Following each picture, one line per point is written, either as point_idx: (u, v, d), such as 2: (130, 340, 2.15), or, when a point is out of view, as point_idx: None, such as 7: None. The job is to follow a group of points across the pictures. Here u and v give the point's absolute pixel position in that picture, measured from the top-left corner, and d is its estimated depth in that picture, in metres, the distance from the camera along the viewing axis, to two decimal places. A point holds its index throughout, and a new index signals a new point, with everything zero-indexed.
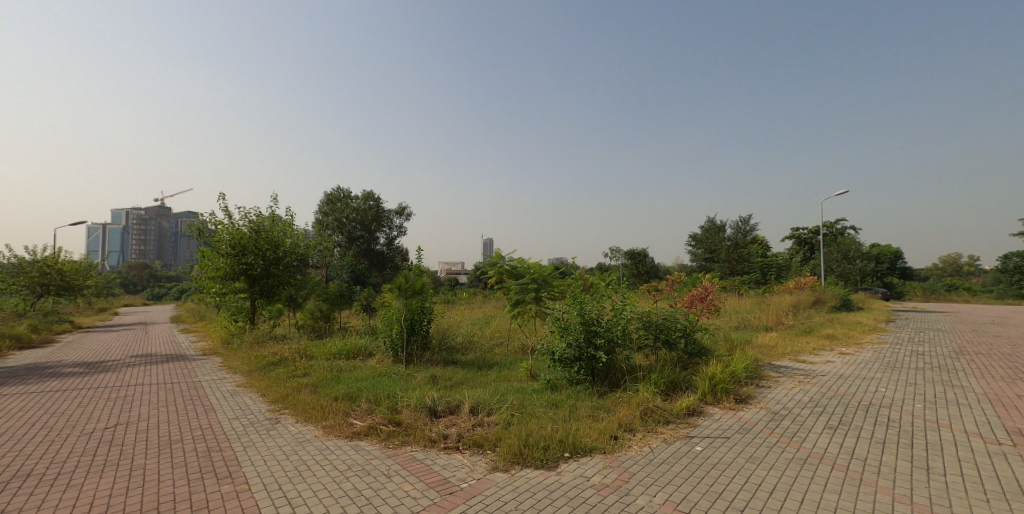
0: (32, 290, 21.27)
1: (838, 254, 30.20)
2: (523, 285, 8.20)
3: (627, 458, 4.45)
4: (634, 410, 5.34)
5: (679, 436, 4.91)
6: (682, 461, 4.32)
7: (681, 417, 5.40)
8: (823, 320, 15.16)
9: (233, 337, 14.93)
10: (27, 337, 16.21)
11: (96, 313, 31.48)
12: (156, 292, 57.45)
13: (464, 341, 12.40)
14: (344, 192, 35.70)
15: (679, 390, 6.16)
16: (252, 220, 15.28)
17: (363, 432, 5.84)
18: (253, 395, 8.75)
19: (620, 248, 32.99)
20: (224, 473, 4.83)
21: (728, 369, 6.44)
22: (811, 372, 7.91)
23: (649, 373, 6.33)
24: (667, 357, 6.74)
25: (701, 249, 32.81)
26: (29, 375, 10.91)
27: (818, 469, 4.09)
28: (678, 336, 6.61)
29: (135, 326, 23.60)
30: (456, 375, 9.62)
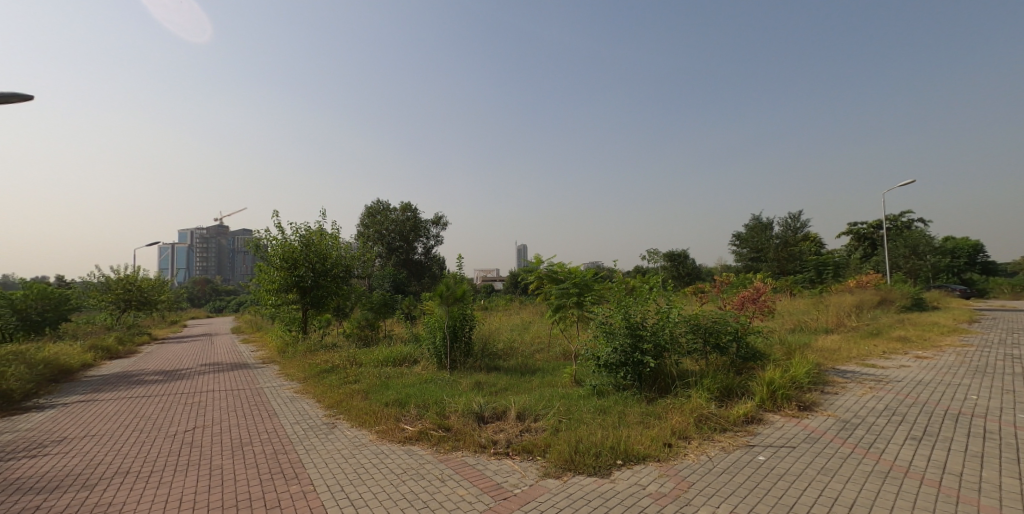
0: (117, 305, 22.96)
1: (906, 249, 28.71)
2: (564, 290, 8.15)
3: (684, 467, 4.35)
4: (687, 417, 5.22)
5: (738, 444, 4.77)
6: (744, 472, 4.19)
7: (739, 424, 5.24)
8: (893, 321, 14.32)
9: (288, 345, 15.57)
10: (114, 348, 17.47)
11: (170, 325, 33.60)
12: (216, 305, 60.55)
13: (506, 347, 12.45)
14: (384, 204, 36.53)
15: (735, 396, 5.99)
16: (302, 235, 15.88)
17: (414, 437, 5.96)
18: (310, 401, 9.08)
19: (659, 252, 32.32)
20: (291, 474, 5.02)
21: (788, 374, 6.21)
22: (884, 378, 7.52)
23: (701, 378, 6.17)
24: (719, 361, 6.54)
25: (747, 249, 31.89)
26: (116, 382, 11.76)
27: (901, 484, 3.88)
28: (730, 340, 6.38)
29: (201, 337, 25.07)
30: (500, 381, 9.69)
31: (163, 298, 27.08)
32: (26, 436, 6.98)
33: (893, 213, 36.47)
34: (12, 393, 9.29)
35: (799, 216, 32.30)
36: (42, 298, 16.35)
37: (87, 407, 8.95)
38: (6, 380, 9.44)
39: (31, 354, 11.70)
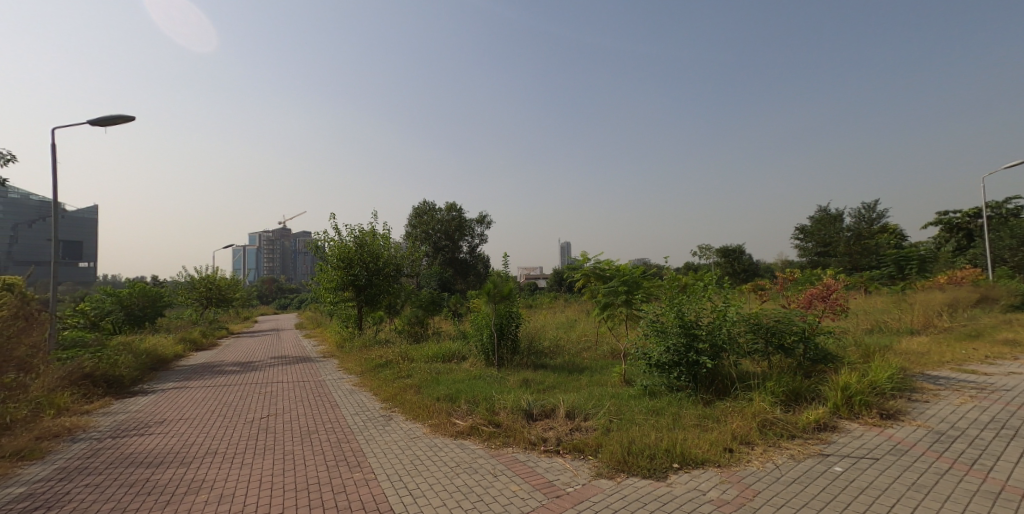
0: (201, 302, 25.09)
1: (1012, 241, 26.26)
2: (612, 288, 7.95)
3: (748, 474, 4.16)
4: (749, 422, 5.00)
5: (809, 453, 4.51)
6: (818, 482, 3.96)
7: (809, 431, 4.96)
8: (996, 323, 13.08)
9: (345, 341, 16.25)
10: (199, 340, 19.04)
11: (244, 320, 36.22)
12: (281, 301, 64.11)
13: (552, 345, 12.41)
14: (430, 205, 37.19)
15: (803, 400, 5.68)
16: (356, 235, 16.46)
17: (466, 432, 6.04)
18: (367, 394, 9.37)
19: (712, 247, 31.44)
20: (354, 462, 5.22)
21: (866, 379, 5.79)
22: (986, 386, 6.90)
23: (764, 381, 5.89)
24: (783, 363, 6.20)
25: (812, 243, 31.20)
26: (202, 372, 12.76)
27: (1014, 507, 3.52)
28: (796, 341, 6.02)
29: (269, 331, 26.76)
30: (548, 378, 9.71)
31: (236, 296, 29.14)
32: (134, 416, 7.95)
33: (994, 201, 33.27)
34: (122, 379, 10.27)
35: (874, 206, 30.95)
36: (141, 296, 18.10)
37: (178, 393, 9.87)
38: (119, 366, 10.57)
39: (130, 345, 12.94)
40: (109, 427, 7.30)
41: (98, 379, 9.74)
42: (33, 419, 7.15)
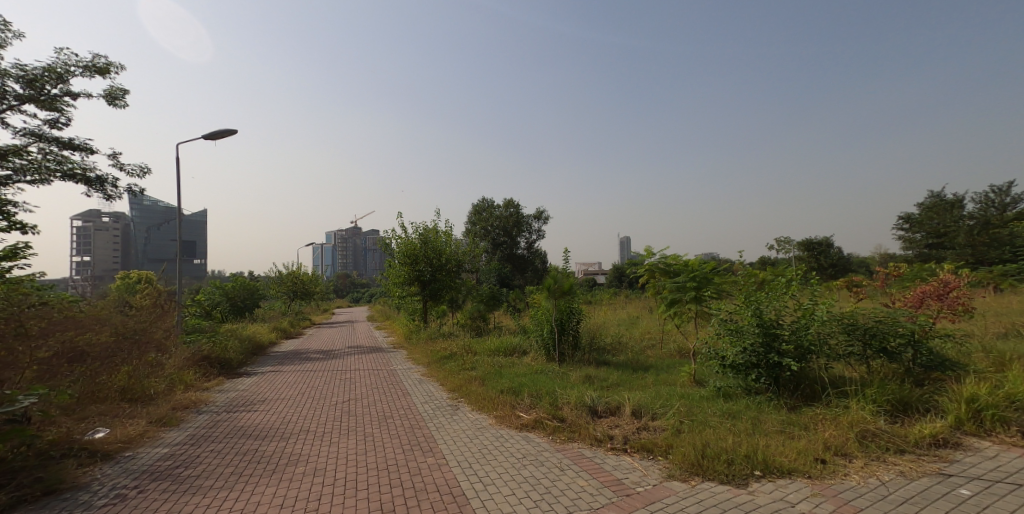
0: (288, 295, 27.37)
1: None
2: (680, 284, 7.61)
3: (845, 489, 3.81)
4: (846, 432, 4.60)
5: (925, 472, 4.03)
6: (937, 506, 3.52)
7: (923, 447, 4.43)
8: None
9: (411, 334, 16.87)
10: (286, 328, 20.80)
11: (323, 312, 38.98)
12: (355, 296, 67.90)
13: (615, 341, 12.17)
14: (489, 201, 37.54)
15: (914, 412, 5.11)
16: (421, 232, 16.93)
17: (531, 425, 7.07)
18: (434, 383, 10.44)
19: (791, 239, 29.55)
20: (427, 447, 6.48)
21: (999, 391, 5.03)
22: None
23: (863, 388, 5.38)
24: (889, 369, 5.56)
25: (923, 234, 28.88)
26: (292, 358, 14.12)
27: None
28: (900, 345, 5.34)
29: (346, 323, 28.52)
30: (611, 375, 9.56)
31: (317, 290, 31.46)
32: (243, 394, 9.69)
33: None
34: (231, 361, 12.26)
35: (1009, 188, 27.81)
36: (242, 289, 20.86)
37: (275, 375, 11.54)
38: (227, 350, 12.50)
39: (233, 332, 14.56)
40: (223, 402, 9.00)
41: (214, 361, 11.73)
42: (167, 392, 9.06)
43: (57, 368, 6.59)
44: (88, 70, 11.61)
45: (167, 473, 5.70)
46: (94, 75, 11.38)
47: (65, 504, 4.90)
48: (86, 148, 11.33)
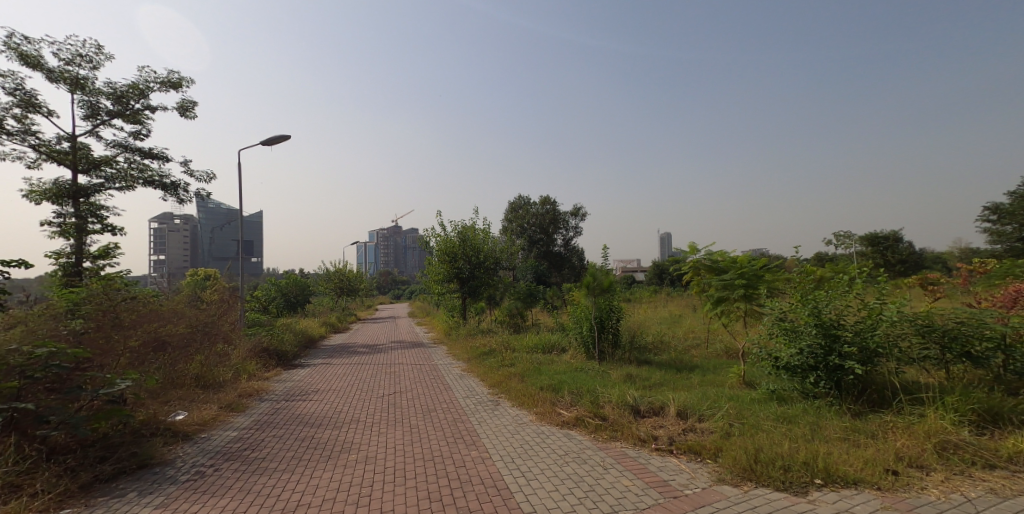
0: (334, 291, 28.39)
1: None
2: (728, 282, 7.33)
3: (921, 503, 3.54)
4: (921, 442, 4.28)
5: (1018, 488, 3.67)
6: None
7: (1016, 463, 4.03)
8: None
9: (450, 330, 17.10)
10: (333, 322, 21.55)
11: (367, 308, 40.22)
12: (396, 293, 69.37)
13: (656, 340, 11.89)
14: (525, 199, 37.49)
15: (1003, 422, 4.67)
16: (459, 230, 17.08)
17: (572, 423, 7.02)
18: (475, 378, 10.49)
19: (849, 234, 27.88)
20: (470, 440, 6.52)
21: None
22: None
23: (942, 395, 4.99)
24: (974, 375, 5.10)
25: (1013, 227, 26.41)
26: (340, 351, 14.61)
27: None
28: (986, 349, 4.91)
29: (388, 318, 29.30)
30: (654, 375, 9.34)
31: (362, 286, 32.43)
32: (299, 383, 10.11)
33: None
34: (287, 353, 12.84)
35: None
36: (294, 285, 21.78)
37: (325, 367, 11.97)
38: (283, 343, 13.10)
39: (287, 326, 15.25)
40: (282, 391, 9.42)
41: (273, 353, 12.31)
42: (234, 380, 9.59)
43: (143, 355, 7.47)
44: (163, 84, 12.65)
45: (239, 454, 6.06)
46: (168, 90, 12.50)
47: (155, 477, 5.25)
48: (162, 156, 12.33)
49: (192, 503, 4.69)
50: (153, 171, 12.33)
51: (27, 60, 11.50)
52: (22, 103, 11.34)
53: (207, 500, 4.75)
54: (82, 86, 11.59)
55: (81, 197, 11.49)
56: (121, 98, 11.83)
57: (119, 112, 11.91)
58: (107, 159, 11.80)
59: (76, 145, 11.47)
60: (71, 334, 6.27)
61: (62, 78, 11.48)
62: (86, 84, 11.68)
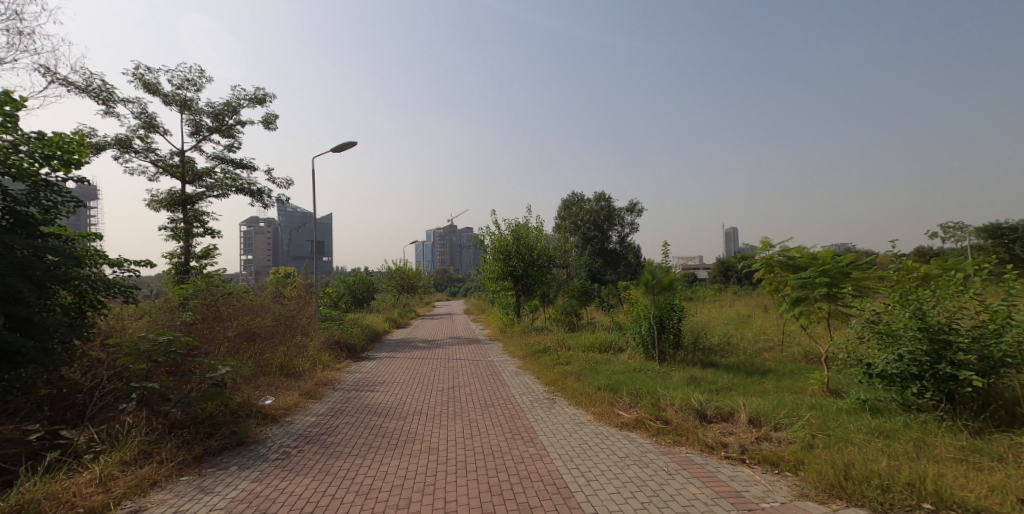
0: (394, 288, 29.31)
1: None
2: (807, 281, 6.76)
3: None
4: None
5: None
6: None
7: None
8: None
9: (505, 327, 17.13)
10: (395, 318, 22.20)
11: (425, 304, 41.35)
12: (452, 290, 70.91)
13: (722, 341, 11.29)
14: (578, 195, 36.98)
15: None
16: (512, 228, 17.04)
17: (632, 424, 6.75)
18: (530, 376, 10.39)
19: (956, 226, 24.92)
20: (527, 437, 6.39)
21: None
22: None
23: None
24: None
25: None
26: (401, 346, 14.99)
27: None
28: None
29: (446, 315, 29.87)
30: (721, 378, 8.84)
31: (420, 283, 33.30)
32: (366, 375, 10.42)
33: None
34: (355, 346, 13.31)
35: None
36: (360, 282, 22.66)
37: (390, 360, 12.29)
38: (353, 336, 13.62)
39: (354, 321, 15.87)
40: (352, 381, 9.74)
41: (342, 345, 12.81)
42: (310, 370, 10.05)
43: (239, 344, 7.96)
44: (251, 99, 13.44)
45: (318, 438, 6.31)
46: (256, 106, 13.30)
47: (252, 454, 5.63)
48: (252, 165, 13.11)
49: (282, 480, 4.96)
50: (243, 180, 13.13)
51: (147, 87, 12.69)
52: (145, 125, 12.52)
53: (293, 478, 4.98)
54: (187, 106, 12.55)
55: (189, 205, 12.45)
56: (218, 116, 12.72)
57: (217, 128, 12.77)
58: (206, 170, 12.64)
59: (183, 158, 12.47)
60: (181, 324, 7.16)
61: (173, 100, 12.55)
62: (192, 104, 12.68)
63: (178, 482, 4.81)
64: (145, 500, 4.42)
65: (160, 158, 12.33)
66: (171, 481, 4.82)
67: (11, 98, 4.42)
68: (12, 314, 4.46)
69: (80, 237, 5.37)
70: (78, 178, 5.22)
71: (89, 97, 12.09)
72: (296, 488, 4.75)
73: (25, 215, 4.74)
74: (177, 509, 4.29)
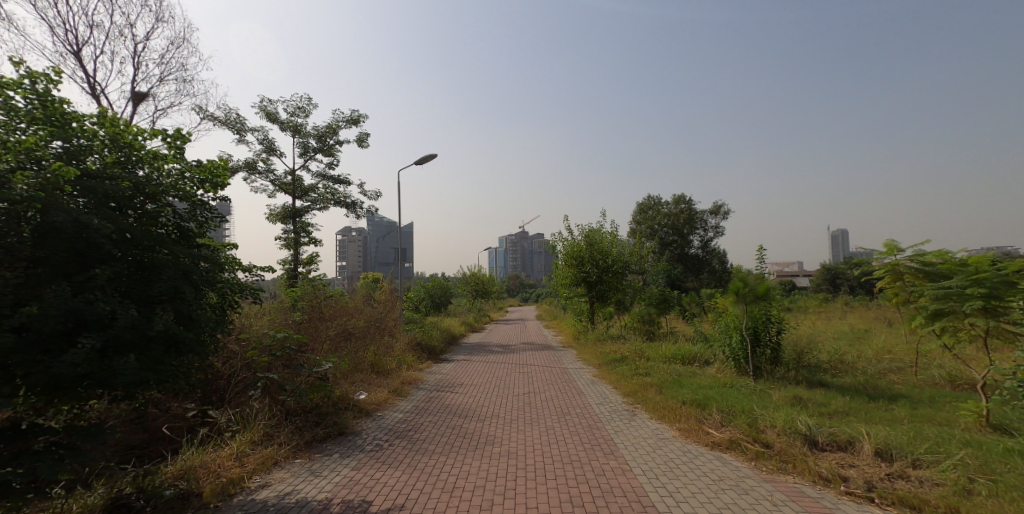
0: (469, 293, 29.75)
1: None
2: (954, 291, 5.77)
3: None
4: None
5: None
6: None
7: None
8: None
9: (579, 334, 16.64)
10: (471, 322, 22.42)
11: (498, 308, 41.67)
12: (525, 296, 71.45)
13: (832, 358, 10.07)
14: (655, 199, 35.56)
15: None
16: (585, 234, 16.54)
17: (724, 445, 6.09)
18: (606, 385, 9.87)
19: None
20: (608, 449, 5.93)
21: None
22: None
23: None
24: None
25: None
26: (478, 350, 15.00)
27: None
28: None
29: (519, 321, 29.80)
30: (833, 401, 7.81)
31: (494, 289, 33.56)
32: (446, 376, 10.44)
33: None
34: (436, 348, 13.46)
35: None
36: (438, 287, 23.16)
37: (467, 363, 12.30)
38: (433, 339, 13.81)
39: (435, 325, 16.15)
40: (433, 382, 9.79)
41: (423, 347, 13.01)
42: (398, 369, 10.20)
43: (336, 344, 8.49)
44: (345, 121, 14.14)
45: (406, 434, 6.31)
46: (351, 126, 14.00)
47: (351, 444, 5.84)
48: (348, 180, 13.81)
49: (377, 470, 4.99)
50: (342, 194, 13.84)
51: (268, 115, 13.79)
52: (267, 149, 13.58)
53: (387, 470, 4.98)
54: (298, 130, 13.46)
55: (299, 218, 13.30)
56: (323, 137, 13.53)
57: (321, 149, 13.58)
58: (312, 187, 13.46)
59: (294, 176, 13.38)
60: (294, 323, 7.79)
61: (287, 126, 13.54)
62: (302, 129, 13.58)
63: (294, 463, 5.18)
64: (270, 477, 4.79)
65: (275, 177, 13.31)
66: (289, 462, 5.21)
67: (181, 131, 4.31)
68: (177, 311, 4.04)
69: (221, 248, 5.00)
70: (223, 197, 4.93)
71: (227, 128, 13.36)
72: (388, 479, 4.72)
73: (187, 230, 4.52)
74: (293, 488, 4.54)
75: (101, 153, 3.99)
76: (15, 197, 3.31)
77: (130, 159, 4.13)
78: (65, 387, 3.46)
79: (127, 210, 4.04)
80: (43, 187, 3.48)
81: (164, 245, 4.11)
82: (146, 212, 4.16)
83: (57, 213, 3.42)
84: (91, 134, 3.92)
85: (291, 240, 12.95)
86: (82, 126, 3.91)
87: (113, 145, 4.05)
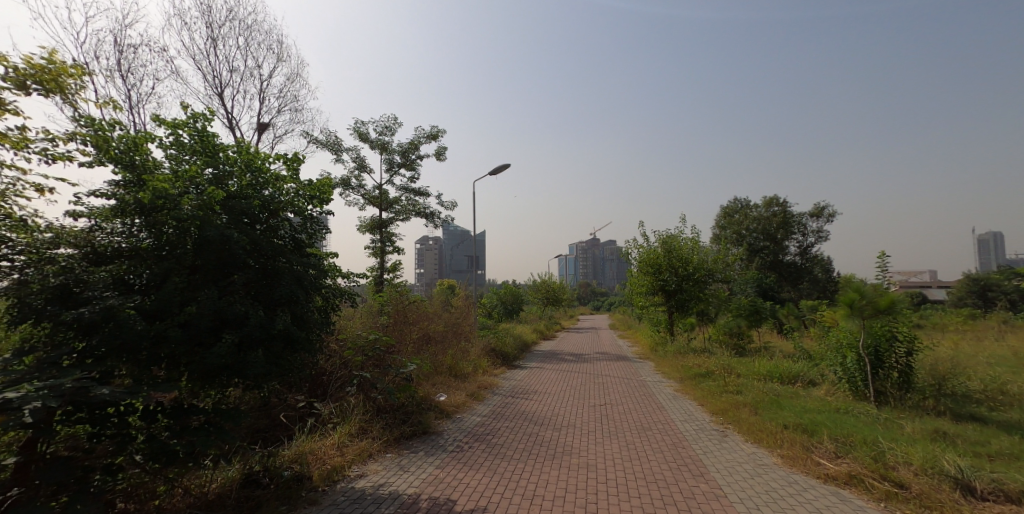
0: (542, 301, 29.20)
1: None
2: None
3: None
4: None
5: None
6: None
7: None
8: None
9: (657, 345, 15.53)
10: (543, 330, 21.91)
11: (569, 316, 40.70)
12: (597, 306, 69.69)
13: (983, 389, 8.36)
14: (743, 202, 33.00)
15: None
16: (664, 240, 15.47)
17: (841, 479, 5.09)
18: (690, 402, 8.94)
19: None
20: (698, 471, 5.16)
21: None
22: None
23: None
24: None
25: None
26: (550, 357, 14.47)
27: None
28: None
29: (592, 330, 28.76)
30: (999, 439, 6.38)
31: (566, 297, 32.76)
32: (519, 383, 10.02)
33: None
34: (509, 354, 13.11)
35: None
36: (509, 295, 22.89)
37: (539, 370, 11.81)
38: (506, 346, 13.48)
39: (508, 331, 15.84)
40: (509, 388, 9.40)
41: (498, 353, 12.70)
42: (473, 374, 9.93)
43: (414, 350, 8.36)
44: (425, 136, 14.36)
45: (484, 437, 5.96)
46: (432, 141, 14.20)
47: (436, 444, 5.56)
48: (428, 192, 13.96)
49: (460, 470, 4.66)
50: (423, 205, 14.02)
51: (360, 135, 14.34)
52: (359, 167, 14.10)
53: (469, 471, 4.63)
54: (385, 147, 13.84)
55: (385, 229, 13.62)
56: (407, 152, 13.80)
57: (405, 164, 13.86)
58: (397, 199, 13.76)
59: (381, 190, 13.75)
60: (380, 325, 7.79)
61: (375, 144, 13.98)
62: (389, 146, 13.94)
63: (387, 457, 4.98)
64: (366, 468, 4.63)
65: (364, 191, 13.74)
66: (381, 455, 5.03)
67: None
68: (293, 313, 3.97)
69: (323, 255, 4.93)
70: (328, 210, 4.87)
71: (325, 149, 14.04)
72: (471, 481, 4.36)
73: (301, 242, 4.41)
74: (387, 480, 4.32)
75: (239, 177, 4.04)
76: (182, 216, 3.47)
77: (259, 181, 4.14)
78: (214, 375, 3.47)
79: (254, 224, 4.04)
80: (202, 207, 3.62)
81: (284, 253, 4.03)
82: (268, 226, 4.15)
83: (210, 227, 3.49)
84: (232, 161, 4.00)
85: (378, 249, 13.27)
86: (226, 155, 4.02)
87: (246, 169, 4.10)
